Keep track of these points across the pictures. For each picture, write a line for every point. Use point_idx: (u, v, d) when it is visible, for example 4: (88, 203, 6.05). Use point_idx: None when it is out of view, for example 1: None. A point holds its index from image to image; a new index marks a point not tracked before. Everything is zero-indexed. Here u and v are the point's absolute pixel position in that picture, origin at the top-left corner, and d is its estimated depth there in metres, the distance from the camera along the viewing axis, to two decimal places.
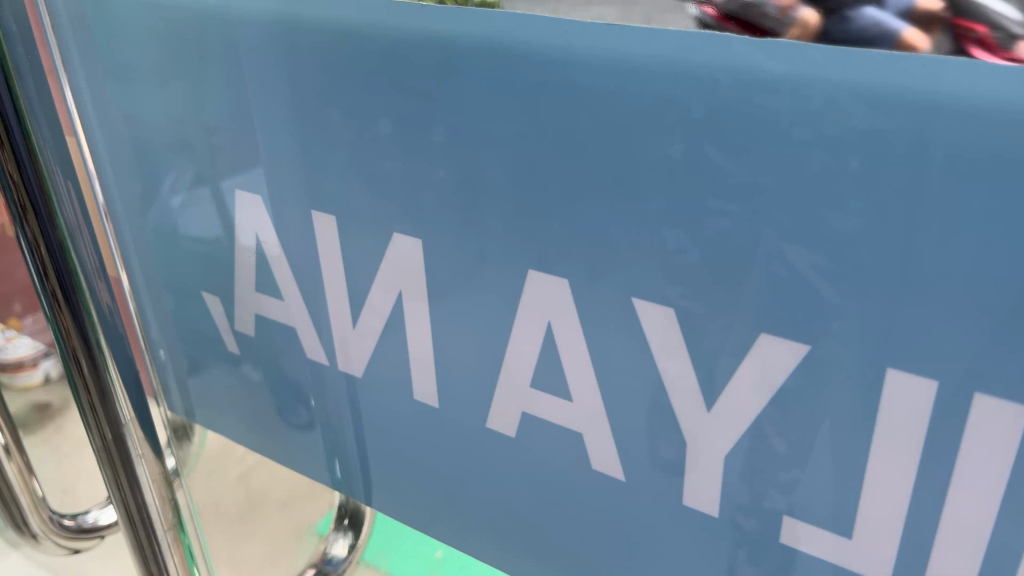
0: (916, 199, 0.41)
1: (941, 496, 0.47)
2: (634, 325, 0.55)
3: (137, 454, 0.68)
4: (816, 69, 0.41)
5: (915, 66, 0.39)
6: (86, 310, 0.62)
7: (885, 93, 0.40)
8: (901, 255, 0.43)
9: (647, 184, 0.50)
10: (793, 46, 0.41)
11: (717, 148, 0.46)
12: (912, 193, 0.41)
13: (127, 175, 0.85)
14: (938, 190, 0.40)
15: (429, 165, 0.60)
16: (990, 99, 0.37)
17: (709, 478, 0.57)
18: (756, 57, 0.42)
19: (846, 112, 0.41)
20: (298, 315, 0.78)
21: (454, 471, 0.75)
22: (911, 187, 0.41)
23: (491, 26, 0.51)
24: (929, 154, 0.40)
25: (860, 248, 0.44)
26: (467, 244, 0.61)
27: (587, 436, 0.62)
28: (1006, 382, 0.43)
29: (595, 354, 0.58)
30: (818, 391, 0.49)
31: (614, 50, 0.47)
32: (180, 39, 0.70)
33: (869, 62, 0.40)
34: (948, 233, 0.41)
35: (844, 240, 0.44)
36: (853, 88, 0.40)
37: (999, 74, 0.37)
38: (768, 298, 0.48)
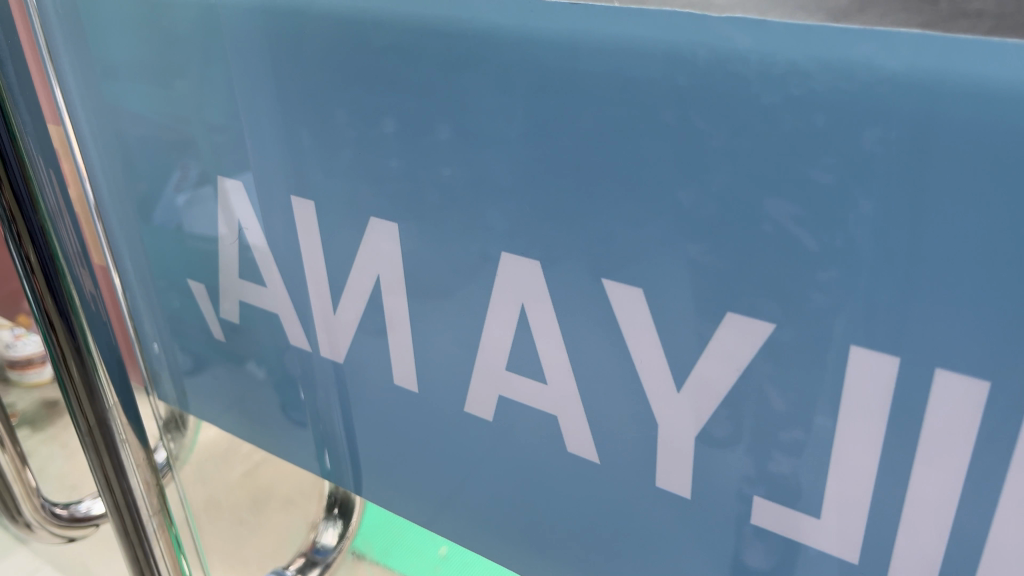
0: (898, 177, 0.42)
1: (910, 476, 0.48)
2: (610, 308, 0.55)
3: (120, 439, 0.69)
4: (794, 48, 0.42)
5: (897, 44, 0.39)
6: (68, 295, 0.63)
7: (866, 72, 0.40)
8: (872, 232, 0.43)
9: (627, 166, 0.50)
10: (758, 23, 0.42)
11: (695, 128, 0.46)
12: (898, 171, 0.41)
13: (122, 169, 0.86)
14: (919, 168, 0.41)
15: (413, 153, 0.60)
16: (981, 78, 0.38)
17: (681, 458, 0.58)
18: (734, 36, 0.43)
19: (829, 93, 0.42)
20: (283, 303, 0.79)
21: (441, 459, 0.75)
22: (899, 165, 0.41)
23: (473, 11, 0.52)
24: (910, 131, 0.40)
25: (832, 226, 0.44)
26: (450, 231, 0.61)
27: (562, 418, 0.63)
28: (974, 359, 0.43)
29: (574, 338, 0.59)
30: (785, 371, 0.50)
31: (598, 33, 0.48)
32: (173, 31, 0.71)
33: (842, 39, 0.40)
34: (930, 210, 0.41)
35: (815, 218, 0.45)
36: (829, 66, 0.41)
37: (982, 49, 0.37)
38: (740, 278, 0.49)
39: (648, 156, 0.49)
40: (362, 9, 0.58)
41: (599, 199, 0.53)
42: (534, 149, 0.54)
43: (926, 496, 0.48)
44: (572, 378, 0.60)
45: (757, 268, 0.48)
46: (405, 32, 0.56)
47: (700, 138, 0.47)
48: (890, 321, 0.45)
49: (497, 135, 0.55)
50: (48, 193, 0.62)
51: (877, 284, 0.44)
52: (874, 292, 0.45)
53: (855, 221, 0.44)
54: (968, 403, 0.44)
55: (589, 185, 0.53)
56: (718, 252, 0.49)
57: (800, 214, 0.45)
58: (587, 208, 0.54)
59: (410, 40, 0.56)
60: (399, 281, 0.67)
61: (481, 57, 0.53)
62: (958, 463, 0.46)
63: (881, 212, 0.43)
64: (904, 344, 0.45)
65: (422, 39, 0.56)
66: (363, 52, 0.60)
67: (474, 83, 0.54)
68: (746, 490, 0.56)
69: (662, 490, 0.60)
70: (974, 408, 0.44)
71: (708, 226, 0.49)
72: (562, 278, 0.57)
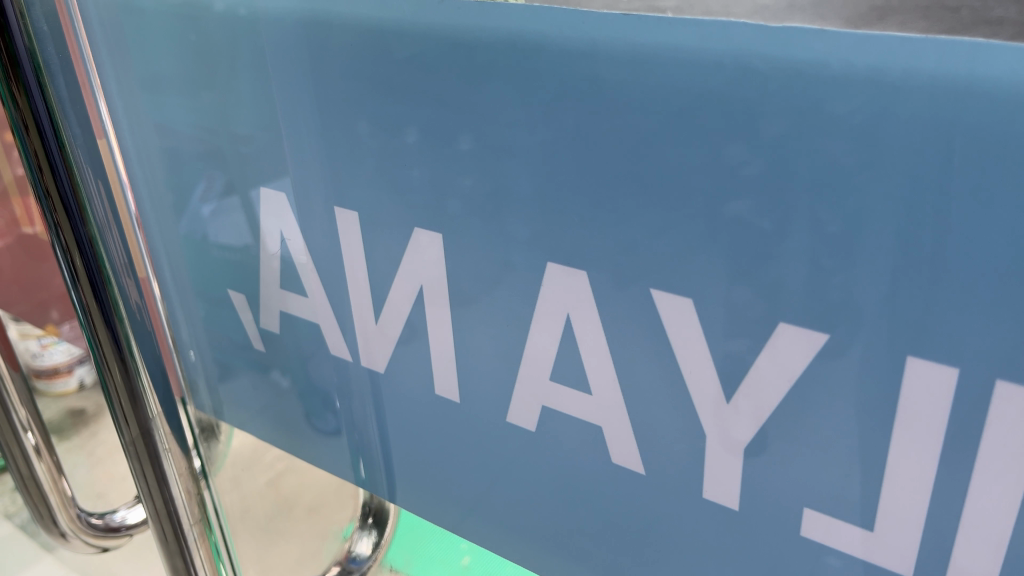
0: (935, 181, 0.41)
1: (967, 488, 0.47)
2: (655, 319, 0.55)
3: (164, 448, 0.70)
4: (835, 55, 0.41)
5: (930, 47, 0.39)
6: (115, 304, 0.65)
7: (904, 77, 0.40)
8: (925, 241, 0.43)
9: (667, 175, 0.50)
10: (811, 33, 0.42)
11: (738, 137, 0.46)
12: (930, 176, 0.41)
13: (159, 182, 0.87)
14: (958, 172, 0.40)
15: (449, 164, 0.60)
16: (1006, 81, 0.37)
17: (728, 471, 0.57)
18: (773, 45, 0.43)
19: (868, 97, 0.41)
20: (323, 312, 0.79)
21: (478, 469, 0.75)
22: (926, 169, 0.41)
23: (510, 21, 0.52)
24: (945, 136, 0.40)
25: (886, 235, 0.44)
26: (490, 240, 0.61)
27: (606, 430, 0.62)
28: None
29: (617, 349, 0.58)
30: (837, 383, 0.49)
31: (634, 44, 0.48)
32: (208, 46, 0.72)
33: (884, 46, 0.40)
34: (970, 216, 0.41)
35: (869, 227, 0.44)
36: (873, 74, 0.41)
37: (1006, 53, 0.37)
38: (793, 288, 0.48)
39: (692, 167, 0.49)
40: (396, 21, 0.58)
41: (639, 210, 0.52)
42: (575, 159, 0.54)
43: (985, 507, 0.47)
44: (617, 390, 0.60)
45: (809, 278, 0.47)
46: (437, 43, 0.56)
47: (747, 148, 0.46)
48: (946, 331, 0.44)
49: (536, 146, 0.55)
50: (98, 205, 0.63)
51: (930, 294, 0.44)
52: (927, 301, 0.44)
53: (909, 230, 0.43)
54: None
55: (628, 194, 0.52)
56: (767, 262, 0.48)
57: (853, 223, 0.45)
58: (628, 219, 0.53)
59: (441, 52, 0.56)
60: (444, 291, 0.66)
61: (518, 68, 0.53)
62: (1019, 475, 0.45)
63: (925, 219, 0.42)
64: (960, 354, 0.44)
65: (456, 52, 0.56)
66: (395, 63, 0.60)
67: (510, 93, 0.54)
68: (796, 501, 0.55)
69: (709, 501, 0.59)
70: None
71: (754, 236, 0.48)
72: (605, 289, 0.57)
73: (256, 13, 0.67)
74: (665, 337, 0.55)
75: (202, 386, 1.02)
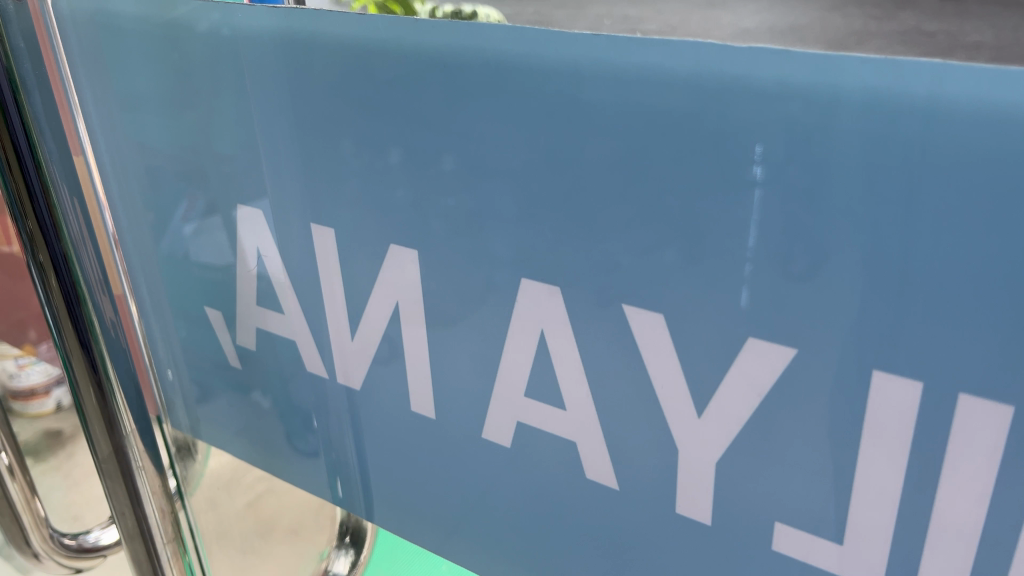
0: (904, 197, 0.42)
1: (934, 502, 0.48)
2: (633, 337, 0.55)
3: (137, 466, 0.70)
4: (801, 76, 0.42)
5: (892, 68, 0.40)
6: (89, 320, 0.65)
7: (872, 97, 0.41)
8: (893, 256, 0.43)
9: (642, 193, 0.50)
10: (781, 53, 0.43)
11: (710, 155, 0.47)
12: (897, 191, 0.42)
13: (137, 199, 0.86)
14: (924, 188, 0.41)
15: (428, 184, 0.61)
16: (969, 101, 0.38)
17: (701, 486, 0.57)
18: (740, 65, 0.44)
19: (836, 114, 0.42)
20: (300, 329, 0.78)
21: (453, 487, 0.75)
22: (893, 185, 0.42)
23: (490, 41, 0.52)
24: (908, 152, 0.41)
25: (854, 251, 0.45)
26: (469, 259, 0.61)
27: (584, 449, 0.62)
28: (1000, 384, 0.43)
29: (596, 367, 0.58)
30: (806, 397, 0.50)
31: (607, 63, 0.48)
32: (188, 61, 0.72)
33: (850, 65, 0.41)
34: (935, 231, 0.42)
35: (838, 242, 0.45)
36: (837, 94, 0.42)
37: (968, 74, 0.38)
38: (767, 306, 0.49)
39: (667, 185, 0.49)
40: (377, 42, 0.58)
41: (615, 230, 0.53)
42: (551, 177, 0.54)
43: (955, 521, 0.47)
44: (595, 408, 0.60)
45: (782, 294, 0.48)
46: (418, 64, 0.57)
47: (720, 167, 0.47)
48: (916, 346, 0.45)
49: (514, 163, 0.55)
50: (72, 219, 0.63)
51: (899, 310, 0.44)
52: (895, 315, 0.45)
53: (876, 246, 0.44)
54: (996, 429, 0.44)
55: (601, 210, 0.53)
56: (738, 279, 0.49)
57: (822, 238, 0.45)
58: (604, 238, 0.54)
59: (421, 72, 0.57)
60: (423, 310, 0.66)
61: (495, 84, 0.54)
62: (986, 489, 0.45)
63: (892, 235, 0.43)
64: (926, 369, 0.45)
65: (437, 72, 0.56)
66: (376, 83, 0.60)
67: (489, 112, 0.55)
68: (770, 519, 0.55)
69: (683, 517, 0.60)
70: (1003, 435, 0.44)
71: (726, 254, 0.49)
72: (581, 308, 0.57)
73: (235, 31, 0.67)
74: (642, 355, 0.55)
75: (179, 405, 1.00)
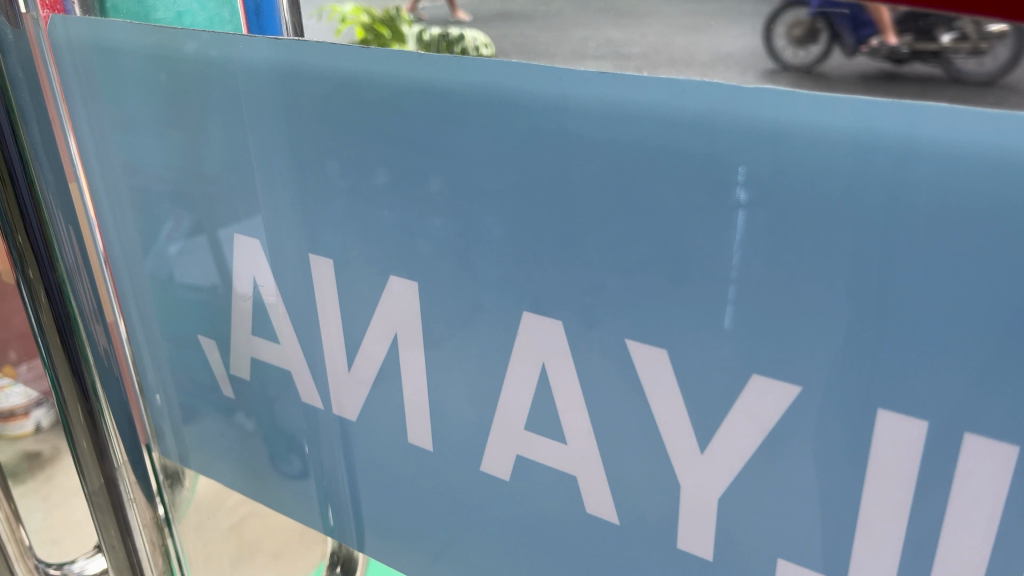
0: (883, 227, 0.43)
1: (938, 539, 0.48)
2: (624, 363, 0.55)
3: (129, 498, 0.70)
4: (806, 117, 0.42)
5: (884, 108, 0.40)
6: (82, 351, 0.65)
7: (879, 138, 0.41)
8: (874, 285, 0.44)
9: (629, 220, 0.51)
10: (787, 94, 0.42)
11: (694, 184, 0.47)
12: (876, 222, 0.43)
13: (127, 223, 0.85)
14: (900, 219, 0.42)
15: (417, 209, 0.61)
16: (959, 141, 0.39)
17: (703, 523, 0.57)
18: (743, 105, 0.44)
19: (816, 147, 0.43)
20: (294, 358, 0.78)
21: (449, 519, 0.74)
22: (872, 216, 0.43)
23: (479, 71, 0.53)
24: (912, 193, 0.41)
25: (837, 279, 0.45)
26: (459, 283, 0.61)
27: (584, 483, 0.62)
28: (980, 411, 0.43)
29: (588, 393, 0.58)
30: (811, 435, 0.50)
31: (609, 98, 0.48)
32: (182, 87, 0.72)
33: (855, 107, 0.41)
34: (914, 261, 0.42)
35: (821, 270, 0.45)
36: (842, 134, 0.42)
37: (973, 118, 0.38)
38: (771, 344, 0.49)
39: (653, 212, 0.50)
40: (363, 68, 0.58)
41: (616, 264, 0.53)
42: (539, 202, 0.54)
43: (941, 546, 0.48)
44: (587, 434, 0.60)
45: (786, 333, 0.48)
46: (417, 94, 0.57)
47: (724, 203, 0.47)
48: (920, 385, 0.45)
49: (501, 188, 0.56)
50: (66, 247, 0.63)
51: (882, 337, 0.45)
52: (877, 342, 0.45)
53: (857, 274, 0.44)
54: (978, 456, 0.44)
55: (602, 245, 0.53)
56: (726, 306, 0.49)
57: (821, 275, 0.45)
58: (606, 273, 0.53)
59: (408, 99, 0.57)
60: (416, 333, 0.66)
61: (495, 116, 0.53)
62: (971, 515, 0.46)
63: (872, 264, 0.44)
64: (911, 396, 0.45)
65: (436, 103, 0.56)
66: (363, 109, 0.60)
67: (477, 138, 0.55)
68: (773, 554, 0.55)
69: (684, 552, 0.59)
70: (985, 461, 0.44)
71: (730, 290, 0.49)
72: (583, 343, 0.57)
73: (231, 57, 0.67)
74: (634, 381, 0.55)
75: (168, 433, 0.99)
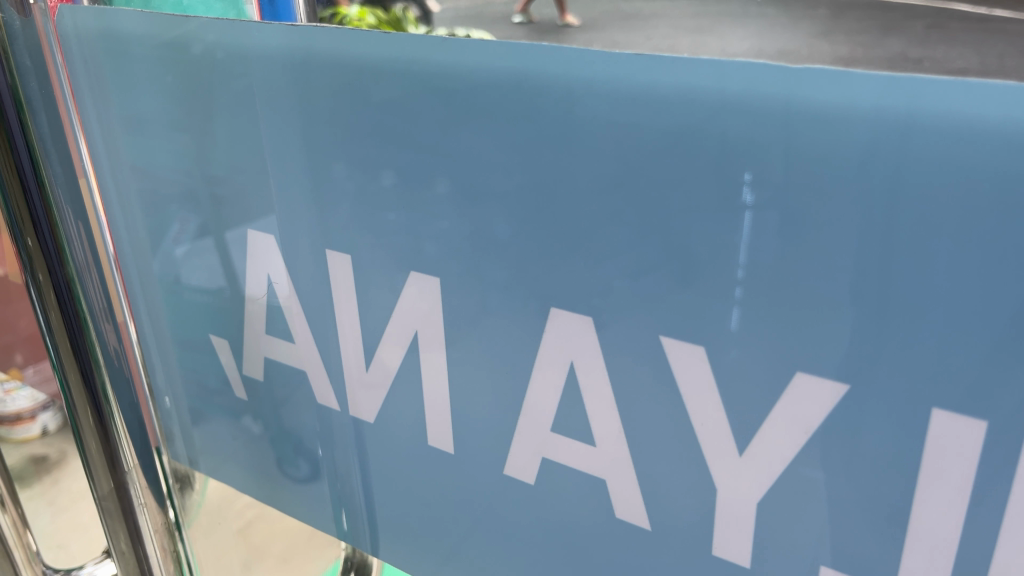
0: (921, 216, 0.41)
1: (994, 544, 0.45)
2: (631, 361, 0.54)
3: (139, 502, 0.68)
4: (857, 99, 0.40)
5: (944, 89, 0.38)
6: (91, 350, 0.63)
7: (937, 121, 0.38)
8: (899, 275, 0.42)
9: (633, 214, 0.49)
10: (839, 75, 0.40)
11: (698, 176, 0.46)
12: (902, 207, 0.41)
13: (138, 220, 0.83)
14: (908, 208, 0.41)
15: (421, 205, 0.60)
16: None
17: (741, 527, 0.55)
18: (788, 87, 0.41)
19: (835, 132, 0.41)
20: (310, 358, 0.76)
21: (471, 524, 0.72)
22: (898, 202, 0.41)
23: (505, 57, 0.50)
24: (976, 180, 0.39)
25: (845, 272, 0.44)
26: (463, 280, 0.60)
27: (614, 486, 0.60)
28: (1015, 404, 0.42)
29: (598, 392, 0.57)
30: (859, 436, 0.47)
31: (642, 82, 0.46)
32: (193, 78, 0.69)
33: (913, 89, 0.39)
34: (943, 248, 0.41)
35: (841, 264, 0.44)
36: (898, 116, 0.39)
37: None
38: (815, 341, 0.46)
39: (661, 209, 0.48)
40: (366, 62, 0.57)
41: (651, 260, 0.50)
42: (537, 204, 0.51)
43: (951, 546, 0.47)
44: (597, 437, 0.58)
45: (831, 329, 0.45)
46: (438, 83, 0.54)
47: (763, 192, 0.44)
48: (979, 384, 0.42)
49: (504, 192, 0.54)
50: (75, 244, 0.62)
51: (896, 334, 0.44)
52: (899, 335, 0.44)
53: (882, 264, 0.43)
54: None
55: (636, 240, 0.50)
56: (742, 302, 0.48)
57: (872, 268, 0.43)
58: (640, 268, 0.51)
59: (416, 89, 0.55)
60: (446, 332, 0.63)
61: (521, 104, 0.51)
62: (982, 513, 0.45)
63: (909, 255, 0.42)
64: (920, 390, 0.44)
65: (460, 92, 0.53)
66: (366, 103, 0.59)
67: (488, 129, 0.53)
68: (814, 559, 0.53)
69: (719, 558, 0.57)
70: None
71: (772, 286, 0.46)
72: (615, 342, 0.54)
73: (244, 46, 0.64)
74: (644, 379, 0.54)
75: (177, 435, 0.97)
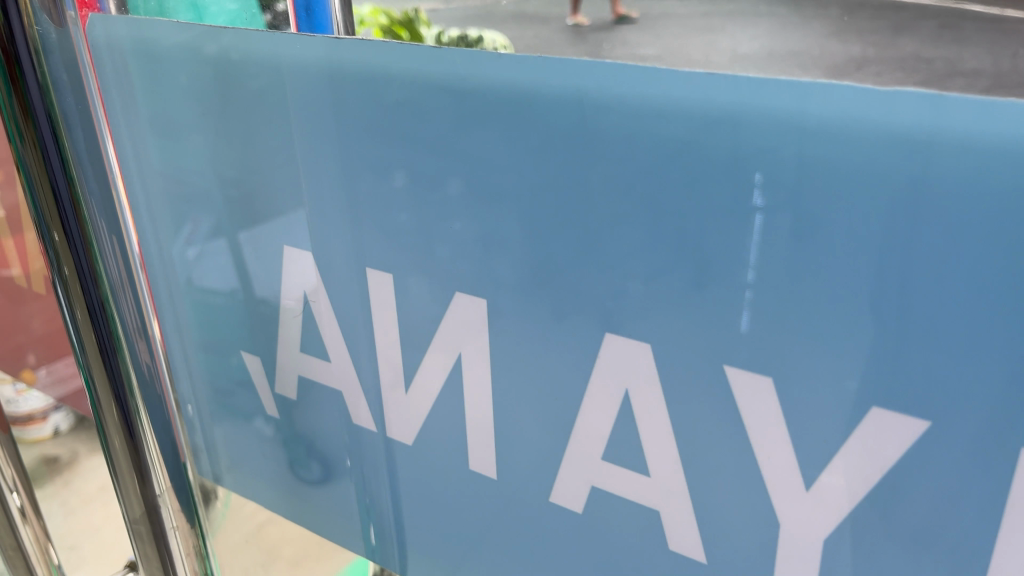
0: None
1: None
2: (681, 391, 0.52)
3: (170, 526, 0.68)
4: (950, 125, 0.37)
5: None
6: (124, 372, 0.62)
7: None
8: (999, 311, 0.39)
9: (664, 233, 0.48)
10: (933, 98, 0.37)
11: (729, 196, 0.44)
12: (1004, 239, 0.38)
13: (165, 227, 0.81)
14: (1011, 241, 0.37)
15: (435, 212, 0.58)
16: None
17: (803, 567, 0.51)
18: (874, 110, 0.38)
19: (924, 157, 0.38)
20: (346, 375, 0.73)
21: (508, 549, 0.69)
22: (996, 234, 0.38)
23: (563, 74, 0.47)
24: None
25: (935, 307, 0.41)
26: (477, 289, 0.59)
27: (665, 518, 0.56)
28: None
29: (643, 421, 0.54)
30: (943, 479, 0.44)
31: (710, 102, 0.43)
32: (225, 85, 0.67)
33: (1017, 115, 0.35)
34: None
35: (931, 296, 0.41)
36: (1001, 144, 0.36)
37: None
38: (900, 375, 0.43)
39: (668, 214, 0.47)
40: (381, 65, 0.56)
41: (717, 284, 0.47)
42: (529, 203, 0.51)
43: None
44: (611, 451, 0.57)
45: (917, 365, 0.42)
46: (491, 98, 0.51)
47: (838, 218, 0.42)
48: None
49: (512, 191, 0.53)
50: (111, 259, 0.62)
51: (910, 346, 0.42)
52: (991, 374, 0.40)
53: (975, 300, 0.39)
54: None
55: (702, 265, 0.47)
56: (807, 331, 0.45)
57: (966, 304, 0.40)
58: (706, 294, 0.48)
59: (465, 100, 0.52)
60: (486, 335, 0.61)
61: (579, 123, 0.48)
62: None
63: (1009, 292, 0.38)
64: (935, 411, 0.43)
65: (513, 104, 0.50)
66: (388, 112, 0.57)
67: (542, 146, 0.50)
68: None
69: None
70: None
71: (852, 317, 0.43)
72: (675, 370, 0.51)
73: (281, 51, 0.62)
74: (694, 410, 0.52)
75: (203, 449, 0.96)
